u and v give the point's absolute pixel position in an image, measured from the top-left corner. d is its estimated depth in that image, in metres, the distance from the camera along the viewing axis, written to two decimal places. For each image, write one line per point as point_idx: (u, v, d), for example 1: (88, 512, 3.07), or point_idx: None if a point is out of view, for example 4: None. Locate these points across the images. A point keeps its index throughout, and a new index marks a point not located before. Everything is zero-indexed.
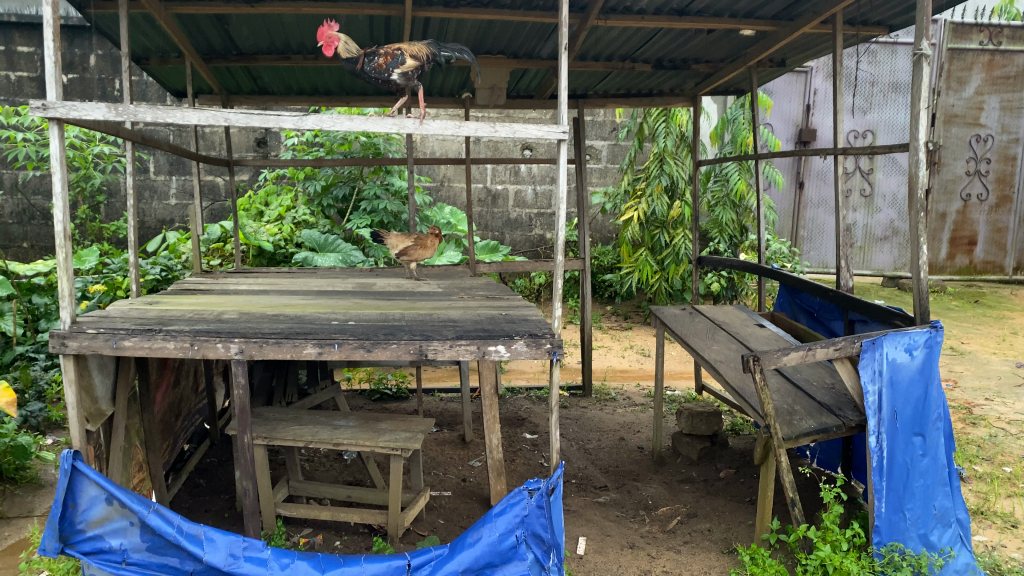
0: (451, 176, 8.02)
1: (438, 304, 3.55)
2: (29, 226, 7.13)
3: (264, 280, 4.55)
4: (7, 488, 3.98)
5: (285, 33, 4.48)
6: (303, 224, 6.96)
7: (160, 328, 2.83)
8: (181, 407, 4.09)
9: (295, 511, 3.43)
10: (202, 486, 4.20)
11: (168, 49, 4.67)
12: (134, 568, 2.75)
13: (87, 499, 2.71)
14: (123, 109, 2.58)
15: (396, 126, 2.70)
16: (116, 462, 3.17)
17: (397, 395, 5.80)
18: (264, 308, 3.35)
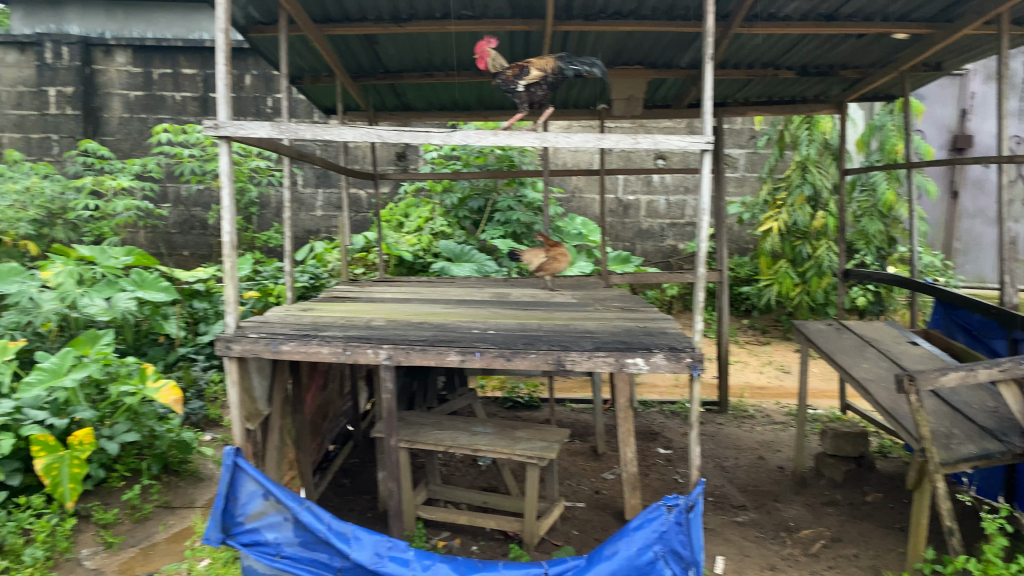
0: (583, 187, 8.03)
1: (575, 315, 3.57)
2: (190, 235, 7.65)
3: (407, 288, 4.72)
4: (172, 479, 4.30)
5: (430, 51, 4.65)
6: (440, 235, 7.14)
7: (315, 334, 2.99)
8: (329, 409, 4.30)
9: (435, 515, 3.54)
10: (346, 486, 4.38)
11: (320, 68, 4.92)
12: (287, 561, 2.90)
13: (248, 495, 2.90)
14: (286, 127, 2.79)
15: (537, 140, 2.80)
16: (271, 460, 3.36)
17: (529, 404, 5.84)
18: (408, 316, 3.47)
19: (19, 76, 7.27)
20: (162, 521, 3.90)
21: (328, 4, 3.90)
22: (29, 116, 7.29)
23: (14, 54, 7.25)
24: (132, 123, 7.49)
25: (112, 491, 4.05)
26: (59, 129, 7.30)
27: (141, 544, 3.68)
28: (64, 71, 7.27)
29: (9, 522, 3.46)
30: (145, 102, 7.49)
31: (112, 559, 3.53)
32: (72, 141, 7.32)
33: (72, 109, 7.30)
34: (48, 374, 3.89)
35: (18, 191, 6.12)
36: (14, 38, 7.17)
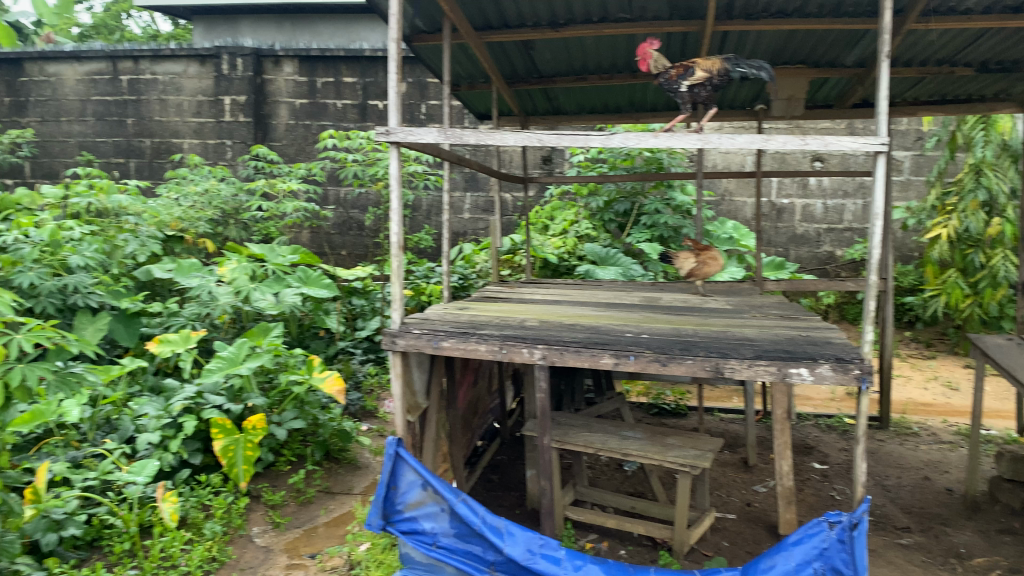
0: (734, 190, 7.81)
1: (732, 322, 3.49)
2: (348, 236, 8.01)
3: (557, 290, 4.76)
4: (332, 466, 4.52)
5: (584, 55, 4.69)
6: (586, 238, 7.13)
7: (474, 332, 3.09)
8: (479, 405, 4.41)
9: (583, 516, 3.56)
10: (495, 481, 4.48)
11: (477, 75, 5.05)
12: (443, 550, 3.00)
13: (407, 484, 3.03)
14: (452, 133, 2.97)
15: (700, 142, 2.82)
16: (428, 451, 3.50)
17: (675, 411, 5.74)
18: (562, 318, 3.51)
19: (199, 86, 7.84)
20: (323, 506, 4.11)
21: (489, 11, 4.00)
22: (207, 124, 7.85)
23: (196, 66, 7.82)
24: (297, 129, 7.88)
25: (280, 474, 4.33)
26: (233, 135, 7.80)
27: (305, 525, 3.90)
28: (238, 80, 7.76)
29: (192, 497, 3.80)
30: (309, 109, 7.85)
31: (279, 538, 3.76)
32: (244, 146, 7.79)
33: (244, 116, 7.77)
34: (226, 362, 4.22)
35: (199, 193, 6.58)
36: (195, 52, 7.74)
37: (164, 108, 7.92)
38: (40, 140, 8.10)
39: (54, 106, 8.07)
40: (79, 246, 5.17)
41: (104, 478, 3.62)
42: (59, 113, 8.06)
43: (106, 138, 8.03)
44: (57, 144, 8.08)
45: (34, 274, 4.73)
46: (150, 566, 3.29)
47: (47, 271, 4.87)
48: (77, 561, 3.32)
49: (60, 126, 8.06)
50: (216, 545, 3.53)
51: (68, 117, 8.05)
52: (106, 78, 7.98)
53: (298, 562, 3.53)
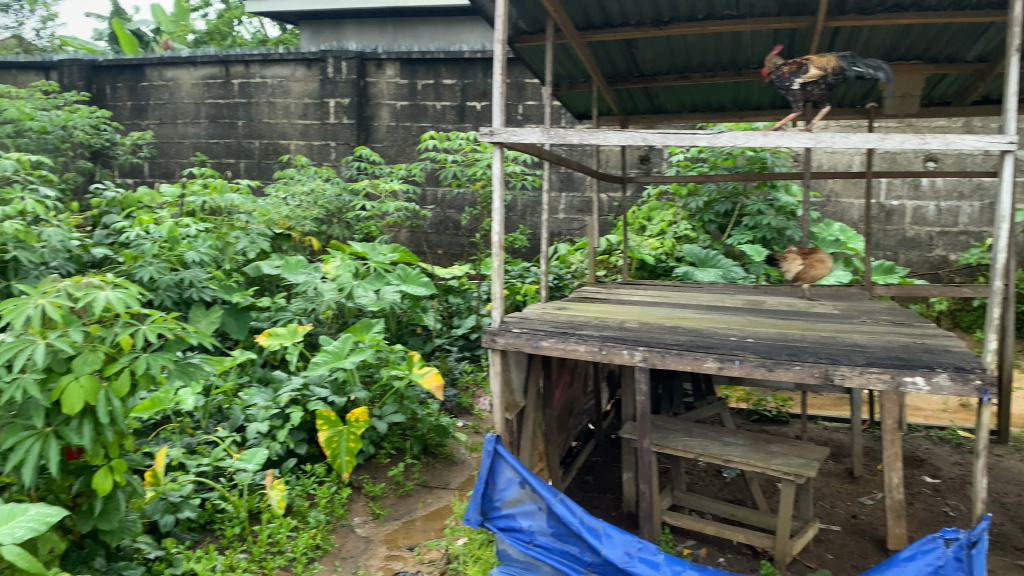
0: (840, 191, 7.53)
1: (841, 327, 3.38)
2: (444, 235, 8.12)
3: (656, 292, 4.71)
4: (429, 461, 4.59)
5: (687, 53, 4.62)
6: (684, 239, 7.00)
7: (574, 332, 3.09)
8: (574, 405, 4.41)
9: (681, 522, 3.51)
10: (590, 483, 4.46)
11: (578, 75, 5.04)
12: (540, 549, 3.02)
13: (505, 481, 3.07)
14: (555, 133, 2.98)
15: (812, 141, 2.74)
16: (525, 450, 3.52)
17: (776, 418, 5.59)
18: (663, 320, 3.47)
19: (306, 89, 8.09)
20: (421, 499, 4.18)
21: (592, 11, 4.00)
22: (313, 126, 8.09)
23: (303, 69, 8.08)
24: (398, 131, 7.92)
25: (380, 466, 4.45)
26: (337, 137, 8.01)
27: (403, 518, 3.98)
28: (343, 83, 7.96)
29: (297, 486, 3.94)
30: (410, 111, 7.89)
31: (379, 529, 3.85)
32: (347, 147, 7.99)
33: (348, 118, 7.95)
34: (332, 356, 4.37)
35: (305, 193, 6.78)
36: (302, 56, 7.98)
37: (272, 110, 8.22)
38: (159, 142, 8.55)
39: (172, 110, 8.50)
40: (196, 241, 5.47)
41: (216, 465, 3.81)
42: (175, 116, 8.48)
43: (218, 139, 8.41)
44: (173, 145, 8.52)
45: (154, 269, 5.05)
46: (259, 551, 3.42)
47: (165, 266, 5.16)
48: (192, 542, 3.49)
49: (177, 128, 8.49)
50: (320, 533, 3.65)
51: (184, 120, 8.46)
52: (219, 82, 8.34)
53: (397, 554, 3.61)
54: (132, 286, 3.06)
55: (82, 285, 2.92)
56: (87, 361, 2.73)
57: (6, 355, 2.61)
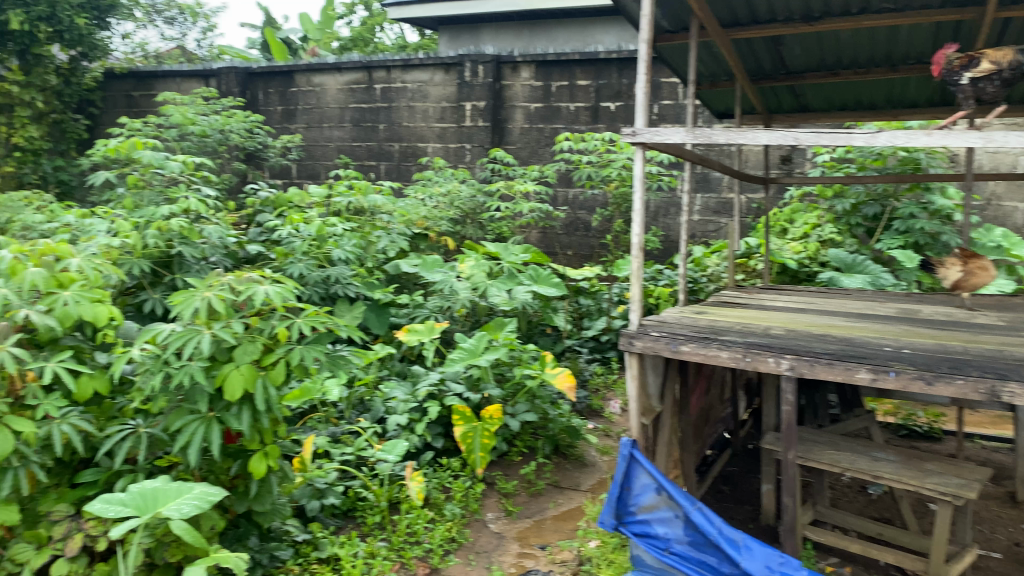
0: (1003, 193, 6.96)
1: (1009, 340, 3.14)
2: (574, 236, 7.78)
3: (801, 298, 4.54)
4: (560, 461, 4.59)
5: (838, 50, 4.43)
6: (829, 243, 6.74)
7: (716, 337, 3.02)
8: (711, 413, 4.31)
9: (824, 538, 3.37)
10: (726, 492, 4.36)
11: (721, 73, 4.92)
12: (676, 557, 2.98)
13: (640, 486, 3.08)
14: (699, 133, 2.98)
15: (983, 140, 2.55)
16: (661, 457, 3.47)
17: (928, 435, 5.27)
18: (810, 327, 3.34)
19: (444, 93, 8.28)
20: (553, 499, 4.19)
21: (739, 8, 3.90)
22: (450, 128, 8.26)
23: (441, 73, 8.27)
24: (531, 133, 7.93)
25: (512, 463, 4.50)
26: (472, 139, 8.13)
27: (535, 516, 4.01)
28: (479, 87, 8.04)
29: (434, 479, 4.06)
30: (544, 113, 7.85)
31: (511, 526, 3.89)
32: (482, 149, 8.06)
33: (483, 121, 8.05)
34: (467, 354, 4.49)
35: (442, 194, 6.90)
36: (441, 61, 8.18)
37: (412, 114, 8.45)
38: (306, 144, 8.94)
39: (318, 114, 8.86)
40: (342, 240, 5.73)
41: (359, 455, 3.98)
42: (321, 120, 8.85)
43: (361, 142, 8.73)
44: (320, 148, 8.90)
45: (304, 265, 5.39)
46: (398, 540, 3.54)
47: (314, 262, 5.49)
48: (336, 528, 3.64)
49: (322, 131, 8.86)
50: (455, 527, 3.72)
51: (330, 123, 8.82)
52: (363, 87, 8.65)
53: (529, 552, 3.64)
54: (288, 281, 3.23)
55: (243, 280, 3.11)
56: (246, 351, 2.92)
57: (176, 343, 2.83)
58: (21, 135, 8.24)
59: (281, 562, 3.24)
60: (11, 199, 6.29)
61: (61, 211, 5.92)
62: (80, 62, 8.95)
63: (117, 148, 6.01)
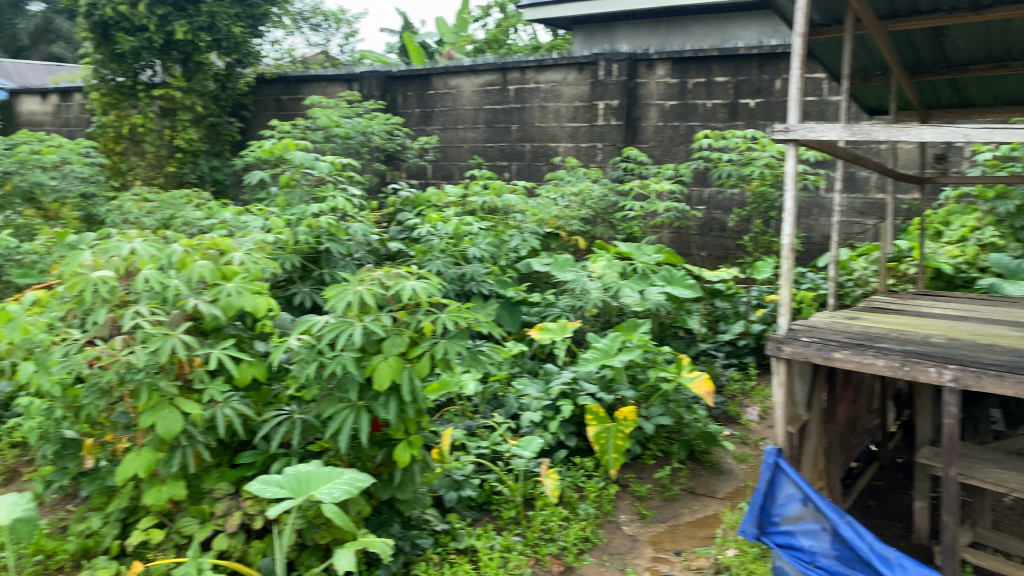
0: None
1: None
2: (709, 236, 7.43)
3: (961, 305, 4.26)
4: (695, 467, 4.48)
5: (1009, 38, 4.12)
6: (990, 247, 6.18)
7: (872, 344, 2.89)
8: (858, 424, 4.12)
9: (986, 562, 3.15)
10: (874, 507, 4.14)
11: (874, 67, 4.68)
12: (822, 571, 2.89)
13: (784, 496, 3.02)
14: (857, 129, 2.89)
15: None
16: (807, 467, 3.35)
17: None
18: (975, 336, 3.12)
19: (577, 92, 8.10)
20: (687, 505, 4.10)
21: None
22: (582, 128, 8.10)
23: (574, 73, 8.09)
24: (665, 131, 7.67)
25: (645, 467, 4.45)
26: (604, 138, 7.96)
27: (669, 521, 3.94)
28: (613, 85, 7.86)
29: (567, 477, 4.08)
30: (679, 110, 7.57)
31: (645, 529, 3.85)
32: (614, 147, 7.91)
33: (616, 120, 7.85)
34: (601, 353, 4.46)
35: (575, 194, 6.87)
36: (574, 60, 8.01)
37: (544, 114, 8.35)
38: (441, 146, 9.07)
39: (454, 116, 8.95)
40: (477, 239, 5.83)
41: (494, 449, 4.05)
42: (456, 121, 8.92)
43: (494, 143, 8.72)
44: (454, 149, 8.99)
45: (441, 263, 5.52)
46: (533, 536, 3.57)
47: (450, 261, 5.62)
48: (472, 520, 3.70)
49: (457, 133, 8.93)
50: (589, 526, 3.72)
51: (464, 125, 8.87)
52: (496, 88, 8.61)
53: (664, 557, 3.59)
54: (434, 277, 3.31)
55: (392, 276, 3.23)
56: (394, 343, 3.01)
57: (330, 334, 2.98)
58: (182, 138, 8.85)
59: (421, 550, 3.36)
60: (174, 196, 6.74)
61: (219, 208, 6.30)
62: (235, 69, 9.48)
63: (271, 149, 6.34)
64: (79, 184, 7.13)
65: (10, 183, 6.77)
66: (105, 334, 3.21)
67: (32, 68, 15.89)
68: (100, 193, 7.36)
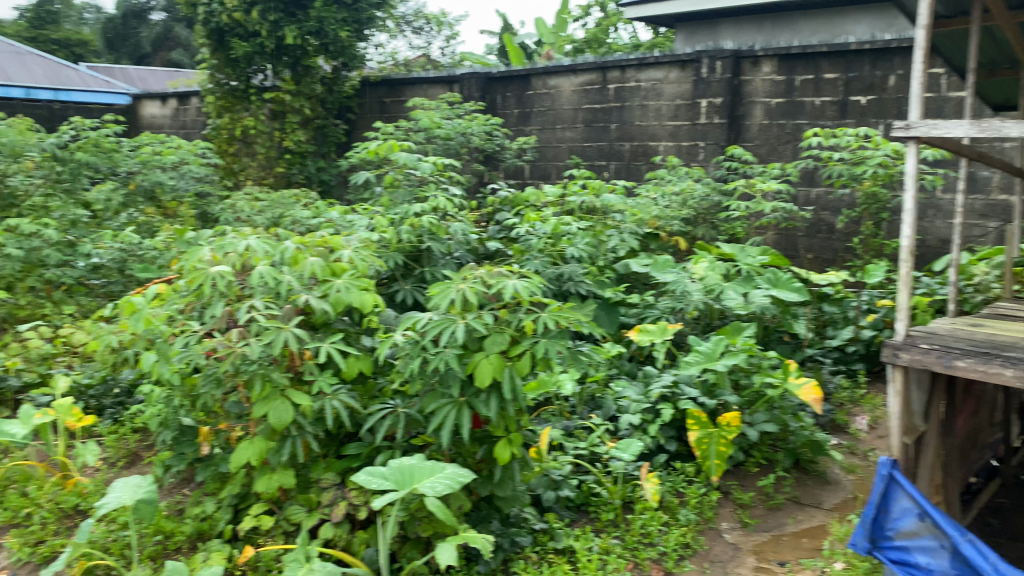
0: None
1: None
2: (816, 238, 7.17)
3: None
4: (800, 476, 4.33)
5: None
6: None
7: (1000, 353, 2.76)
8: (979, 437, 3.91)
9: None
10: (994, 526, 3.93)
11: (1002, 60, 4.43)
12: None
13: (899, 511, 2.92)
14: (986, 125, 2.75)
15: None
16: (923, 480, 3.21)
17: None
18: None
19: (679, 90, 7.91)
20: (792, 515, 3.98)
21: None
22: (683, 126, 7.90)
23: (677, 71, 7.92)
24: (771, 129, 7.37)
25: (748, 474, 4.33)
26: (707, 137, 7.71)
27: (773, 531, 3.83)
28: (717, 83, 7.60)
29: (667, 482, 4.01)
30: (786, 108, 7.27)
31: (747, 538, 3.75)
32: (717, 146, 7.63)
33: (720, 118, 7.59)
34: (704, 356, 4.37)
35: (676, 194, 6.74)
36: (677, 58, 7.83)
37: (644, 113, 8.19)
38: (539, 146, 9.05)
39: (553, 116, 8.90)
40: (576, 239, 5.81)
41: (592, 450, 4.05)
42: (555, 121, 8.88)
43: (592, 142, 8.64)
44: (552, 149, 8.96)
45: (540, 262, 5.54)
46: (632, 539, 3.53)
47: (548, 260, 5.64)
48: (570, 521, 3.69)
49: (555, 133, 8.89)
50: (690, 532, 3.65)
51: (563, 125, 8.83)
52: (596, 87, 8.53)
53: (766, 567, 3.50)
54: (535, 276, 3.31)
55: (494, 274, 3.25)
56: (496, 342, 3.04)
57: (434, 331, 3.02)
58: (290, 139, 9.17)
59: (520, 548, 3.38)
60: (283, 196, 6.99)
61: (326, 207, 6.50)
62: (341, 72, 9.75)
63: (376, 150, 6.49)
64: (195, 184, 7.47)
65: (133, 183, 7.17)
66: (223, 327, 3.33)
67: (153, 75, 16.77)
68: (214, 193, 7.69)
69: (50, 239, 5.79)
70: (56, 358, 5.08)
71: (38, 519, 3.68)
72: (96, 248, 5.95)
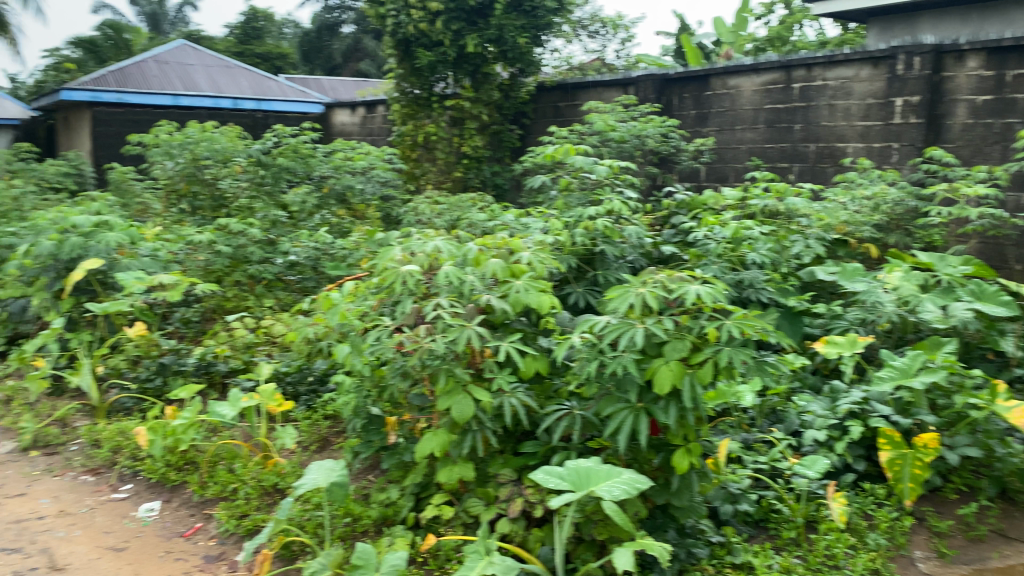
0: None
1: None
2: None
3: None
4: (1008, 507, 3.95)
5: None
6: None
7: None
8: None
9: None
10: None
11: None
12: None
13: None
14: None
15: None
16: None
17: None
18: None
19: (871, 89, 7.45)
20: (997, 549, 3.65)
21: None
22: (875, 126, 7.43)
23: (869, 68, 7.46)
24: (976, 129, 6.77)
25: (946, 501, 4.01)
26: (902, 137, 7.21)
27: (975, 564, 3.54)
28: (914, 80, 7.09)
29: (855, 503, 3.79)
30: (994, 106, 6.64)
31: (945, 569, 3.48)
32: (913, 148, 7.13)
33: (916, 118, 7.09)
34: (898, 372, 4.10)
35: (867, 197, 6.35)
36: (869, 54, 7.37)
37: (832, 113, 7.77)
38: (717, 148, 8.78)
39: (732, 116, 8.62)
40: (757, 244, 5.62)
41: (773, 465, 3.91)
42: (735, 122, 8.59)
43: (774, 143, 8.28)
44: (731, 151, 8.67)
45: (718, 268, 5.39)
46: (815, 560, 3.37)
47: (727, 266, 5.51)
48: (748, 536, 3.57)
49: (734, 134, 8.60)
50: (880, 558, 3.43)
51: (742, 126, 8.53)
52: (780, 87, 8.17)
53: None
54: (718, 283, 3.23)
55: (675, 279, 3.20)
56: (676, 348, 2.99)
57: (612, 334, 3.03)
58: (469, 145, 9.48)
59: (697, 560, 3.31)
60: (461, 200, 7.26)
61: (502, 210, 6.65)
62: (518, 78, 9.95)
63: (553, 153, 6.56)
64: (380, 187, 7.85)
65: (327, 186, 7.64)
66: (411, 323, 3.49)
67: (343, 86, 17.90)
68: (397, 197, 8.00)
69: (254, 238, 6.31)
70: (257, 347, 5.51)
71: (243, 494, 4.01)
72: (293, 246, 6.40)
